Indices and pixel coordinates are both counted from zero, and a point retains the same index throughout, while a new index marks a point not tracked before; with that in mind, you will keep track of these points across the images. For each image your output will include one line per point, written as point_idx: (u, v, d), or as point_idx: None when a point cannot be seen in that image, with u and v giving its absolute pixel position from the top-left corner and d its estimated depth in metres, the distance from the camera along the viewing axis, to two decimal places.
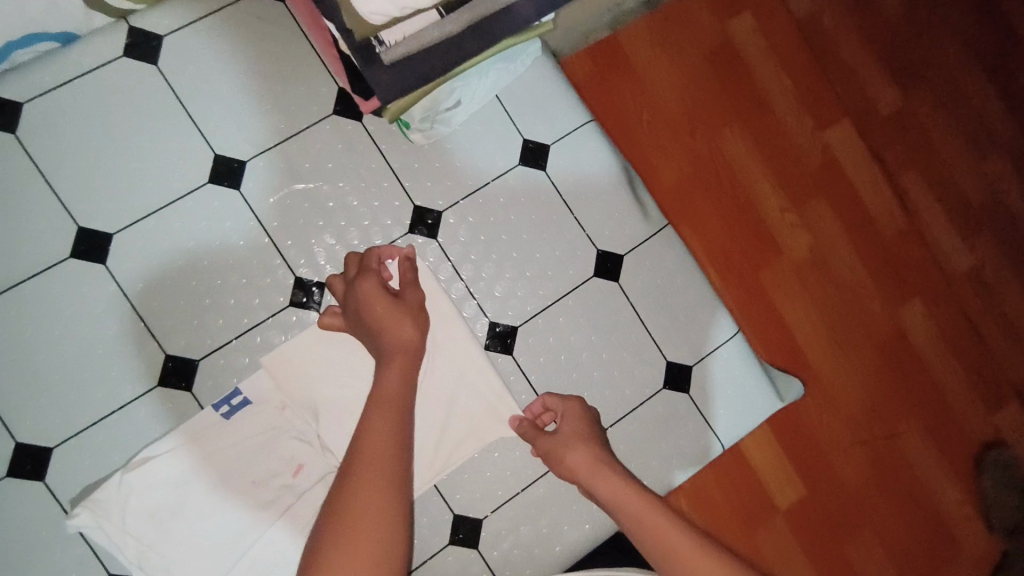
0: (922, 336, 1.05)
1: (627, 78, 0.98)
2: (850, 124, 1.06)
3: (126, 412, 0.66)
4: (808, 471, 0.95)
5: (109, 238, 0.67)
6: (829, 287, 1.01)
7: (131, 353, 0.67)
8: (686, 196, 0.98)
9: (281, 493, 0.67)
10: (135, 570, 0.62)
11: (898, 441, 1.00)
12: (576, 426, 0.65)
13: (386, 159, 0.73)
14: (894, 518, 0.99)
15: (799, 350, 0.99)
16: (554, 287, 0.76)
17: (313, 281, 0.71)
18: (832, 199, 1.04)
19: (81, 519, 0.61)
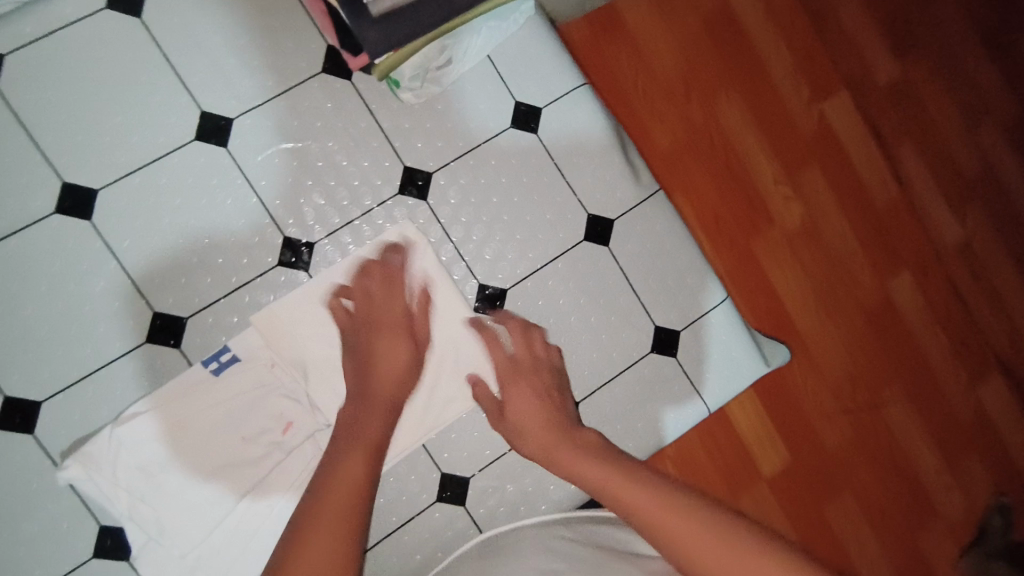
0: (910, 307, 1.06)
1: (623, 42, 0.96)
2: (846, 93, 1.05)
3: (116, 369, 0.66)
4: (792, 438, 0.97)
5: (95, 194, 0.66)
6: (819, 258, 1.02)
7: (119, 310, 0.67)
8: (681, 164, 0.98)
9: (271, 449, 0.68)
10: (127, 521, 0.64)
11: (880, 409, 1.02)
12: (531, 400, 0.66)
13: (375, 118, 0.72)
14: (874, 483, 1.01)
15: (788, 319, 1.00)
16: (544, 250, 0.76)
17: (301, 241, 0.71)
18: (826, 169, 1.03)
19: (73, 472, 0.62)
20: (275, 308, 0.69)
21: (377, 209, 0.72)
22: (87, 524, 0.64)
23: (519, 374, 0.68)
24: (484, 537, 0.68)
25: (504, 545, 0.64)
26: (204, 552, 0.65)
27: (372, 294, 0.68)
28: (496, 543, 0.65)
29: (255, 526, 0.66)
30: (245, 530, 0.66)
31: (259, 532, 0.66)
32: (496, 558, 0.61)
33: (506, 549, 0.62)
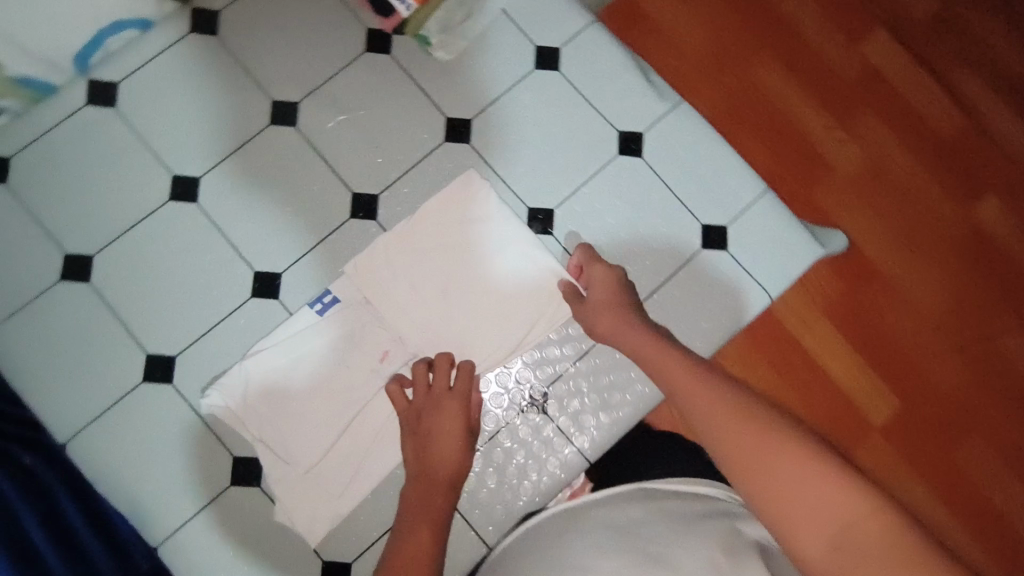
0: (1002, 231, 1.04)
1: (648, 26, 1.04)
2: (883, 31, 1.07)
3: (231, 324, 0.77)
4: (897, 380, 0.98)
5: (198, 182, 0.80)
6: (887, 194, 1.02)
7: (225, 274, 0.78)
8: (728, 124, 1.03)
9: (372, 375, 0.77)
10: (258, 443, 0.75)
11: (993, 340, 1.00)
12: (604, 292, 0.72)
13: (417, 81, 0.82)
14: (999, 417, 0.98)
15: (867, 260, 1.00)
16: (584, 171, 0.82)
17: (367, 195, 0.81)
18: (878, 108, 1.05)
19: (212, 400, 0.75)
20: (360, 259, 0.78)
21: (428, 158, 0.82)
22: (222, 455, 0.75)
23: (600, 278, 0.73)
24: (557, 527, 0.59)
25: (573, 536, 0.55)
26: (322, 471, 0.75)
27: (436, 382, 0.74)
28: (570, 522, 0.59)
29: (365, 443, 0.76)
30: (356, 449, 0.76)
31: (367, 450, 0.76)
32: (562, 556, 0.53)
33: (574, 527, 0.57)
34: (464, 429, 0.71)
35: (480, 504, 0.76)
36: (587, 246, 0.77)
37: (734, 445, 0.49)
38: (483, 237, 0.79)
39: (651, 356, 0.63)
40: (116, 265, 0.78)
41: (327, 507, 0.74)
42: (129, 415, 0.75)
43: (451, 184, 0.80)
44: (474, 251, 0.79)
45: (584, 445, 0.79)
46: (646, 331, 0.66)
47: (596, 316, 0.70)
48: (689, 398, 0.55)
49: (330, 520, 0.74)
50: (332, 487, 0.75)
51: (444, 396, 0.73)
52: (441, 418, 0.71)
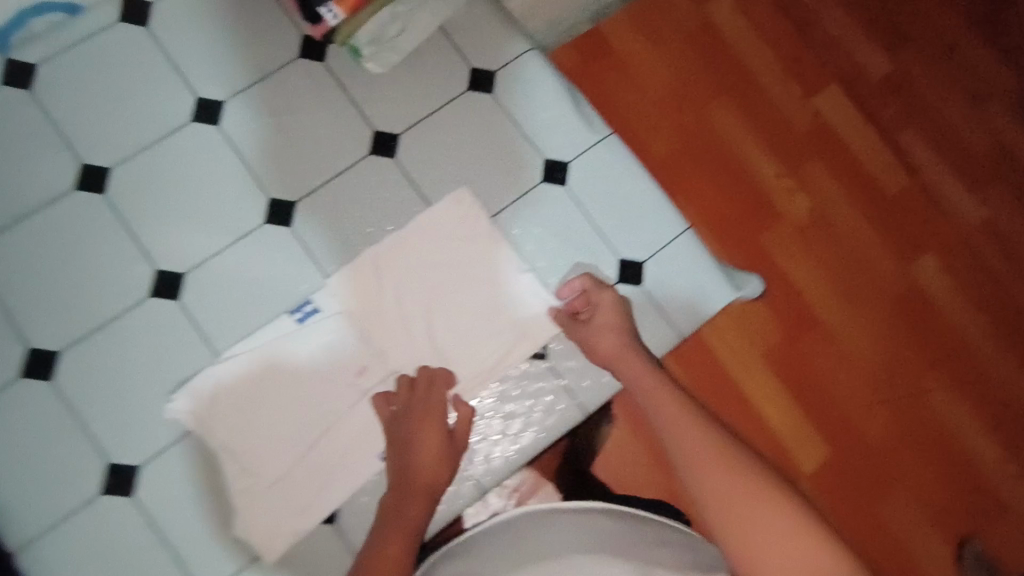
0: (937, 289, 1.11)
1: (609, 60, 1.12)
2: (837, 88, 1.16)
3: (128, 325, 0.75)
4: (829, 428, 1.03)
5: (106, 173, 0.77)
6: (831, 245, 1.09)
7: (126, 271, 0.76)
8: (679, 164, 1.10)
9: (349, 389, 0.77)
10: (221, 452, 0.75)
11: (920, 393, 1.06)
12: (610, 316, 0.75)
13: (348, 91, 0.82)
14: (923, 469, 1.04)
15: (806, 307, 1.07)
16: (506, 196, 0.82)
17: (284, 201, 0.79)
18: (827, 160, 1.13)
19: (178, 403, 0.74)
20: (344, 272, 0.79)
21: (350, 169, 0.81)
22: (96, 460, 0.73)
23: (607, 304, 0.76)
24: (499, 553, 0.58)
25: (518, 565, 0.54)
26: (287, 485, 0.75)
27: (417, 386, 0.76)
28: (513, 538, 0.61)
29: (330, 459, 0.76)
30: (324, 462, 0.76)
31: (343, 459, 0.76)
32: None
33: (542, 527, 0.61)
34: (444, 434, 0.72)
35: (364, 526, 0.76)
36: (591, 275, 0.79)
37: (707, 473, 0.53)
38: (471, 261, 0.81)
39: (637, 377, 0.67)
40: (10, 254, 0.75)
41: (212, 520, 0.74)
42: (10, 409, 0.73)
43: (444, 203, 0.81)
44: (457, 270, 0.80)
45: (480, 474, 0.78)
46: (648, 361, 0.69)
47: (598, 341, 0.74)
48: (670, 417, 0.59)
49: (289, 536, 0.74)
50: (293, 495, 0.75)
51: (419, 407, 0.74)
52: (426, 425, 0.72)
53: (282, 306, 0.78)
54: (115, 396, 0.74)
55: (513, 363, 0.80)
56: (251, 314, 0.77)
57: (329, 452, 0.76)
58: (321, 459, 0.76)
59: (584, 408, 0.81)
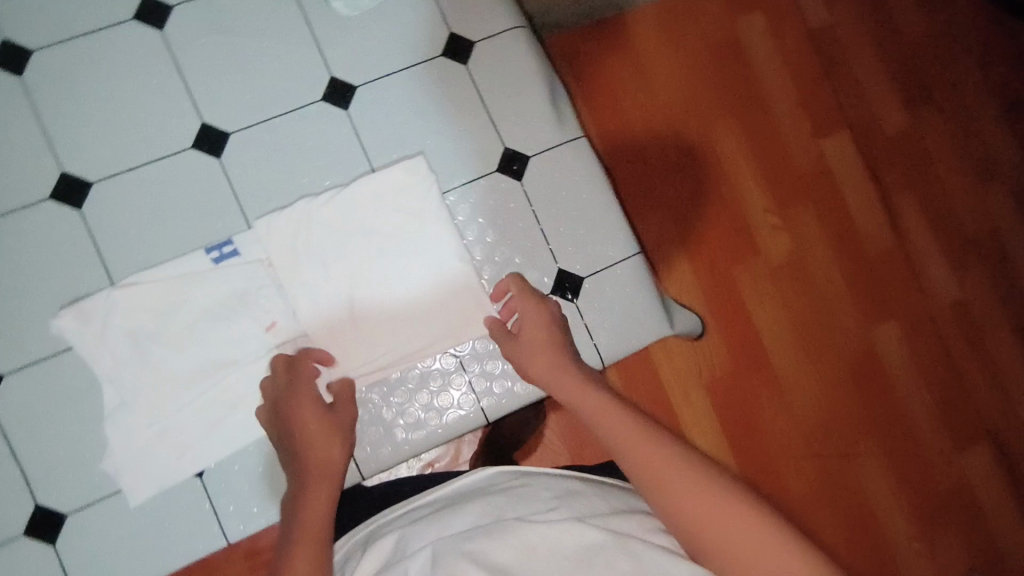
0: (885, 344, 1.40)
1: (630, 54, 1.37)
2: (845, 135, 1.43)
3: (18, 223, 0.70)
4: (745, 429, 1.32)
5: (29, 56, 0.71)
6: (798, 286, 1.38)
7: (30, 165, 0.70)
8: (668, 170, 1.36)
9: (255, 343, 0.72)
10: (105, 381, 0.69)
11: (828, 421, 1.35)
12: (535, 323, 0.71)
13: (311, 27, 0.75)
14: (813, 478, 1.33)
15: (754, 332, 1.35)
16: (455, 176, 0.77)
17: (217, 129, 0.73)
18: (817, 204, 1.40)
19: (65, 320, 0.69)
20: (271, 220, 0.72)
21: (296, 111, 0.74)
22: None
23: (533, 311, 0.72)
24: (475, 515, 0.60)
25: (501, 526, 0.57)
26: (166, 431, 0.70)
27: (278, 377, 0.70)
28: (481, 505, 0.62)
29: (218, 411, 0.71)
30: (211, 415, 0.71)
31: (230, 415, 0.71)
32: (497, 541, 0.55)
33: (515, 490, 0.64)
34: (319, 407, 0.68)
35: (229, 491, 0.71)
36: (524, 279, 0.75)
37: (646, 466, 0.58)
38: (412, 236, 0.75)
39: (572, 393, 0.67)
40: None
41: (70, 447, 0.69)
42: None
43: (394, 168, 0.75)
44: (392, 240, 0.74)
45: (364, 459, 0.74)
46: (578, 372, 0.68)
47: (528, 359, 0.70)
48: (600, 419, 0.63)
49: (156, 484, 0.69)
50: (178, 438, 0.70)
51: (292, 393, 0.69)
52: (300, 408, 0.68)
53: (194, 241, 0.72)
54: None
55: (426, 354, 0.74)
56: (159, 242, 0.71)
57: (213, 405, 0.71)
58: (201, 411, 0.70)
59: (493, 417, 0.76)
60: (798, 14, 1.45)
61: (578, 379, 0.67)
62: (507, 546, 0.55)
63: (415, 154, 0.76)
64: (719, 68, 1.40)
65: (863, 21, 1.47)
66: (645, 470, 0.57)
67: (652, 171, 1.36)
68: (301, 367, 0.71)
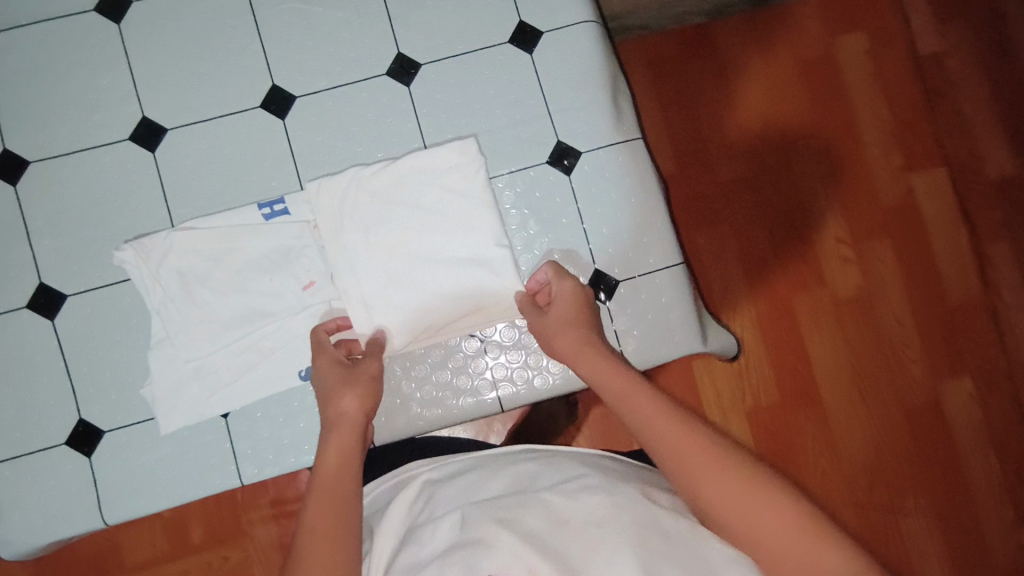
0: (953, 400, 1.30)
1: (714, 62, 1.33)
2: (940, 173, 1.34)
3: (96, 158, 0.75)
4: (783, 465, 1.27)
5: (128, 6, 0.76)
6: (862, 324, 1.30)
7: (115, 106, 0.75)
8: (739, 188, 1.31)
9: (292, 299, 0.75)
10: (154, 315, 0.74)
11: (876, 471, 1.27)
12: (570, 308, 0.70)
13: (386, 3, 0.78)
14: (852, 528, 1.26)
15: (806, 365, 1.29)
16: (505, 163, 0.77)
17: (285, 92, 0.76)
18: (896, 241, 1.32)
19: (125, 255, 0.73)
20: (321, 186, 0.74)
21: (361, 83, 0.77)
22: (30, 276, 0.74)
23: (565, 297, 0.71)
24: (503, 483, 0.64)
25: (530, 497, 0.61)
26: (203, 370, 0.74)
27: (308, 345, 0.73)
28: (507, 472, 0.65)
29: (251, 358, 0.74)
30: (243, 361, 0.74)
31: (262, 363, 0.74)
32: (528, 510, 0.59)
33: (545, 459, 0.67)
34: (337, 362, 0.70)
35: (250, 436, 0.74)
36: (558, 262, 0.74)
37: (681, 456, 0.57)
38: (455, 216, 0.75)
39: (601, 375, 0.65)
40: (9, 51, 0.75)
41: (115, 371, 0.74)
42: None
43: (448, 147, 0.75)
44: (434, 217, 0.75)
45: (378, 426, 0.75)
46: (608, 356, 0.66)
47: (555, 336, 0.69)
48: (631, 404, 0.62)
49: (187, 418, 0.74)
50: (212, 377, 0.74)
51: (325, 352, 0.71)
52: (320, 364, 0.70)
53: (250, 195, 0.76)
54: (62, 220, 0.74)
55: (453, 334, 0.75)
56: (220, 192, 0.75)
57: (247, 351, 0.74)
58: (235, 355, 0.74)
59: (508, 405, 0.77)
60: (906, 38, 1.36)
61: (608, 363, 0.66)
62: (539, 515, 0.58)
63: (470, 135, 0.77)
64: (809, 87, 1.34)
65: (982, 54, 1.36)
66: (671, 455, 0.58)
67: (720, 185, 1.31)
68: (323, 333, 0.73)
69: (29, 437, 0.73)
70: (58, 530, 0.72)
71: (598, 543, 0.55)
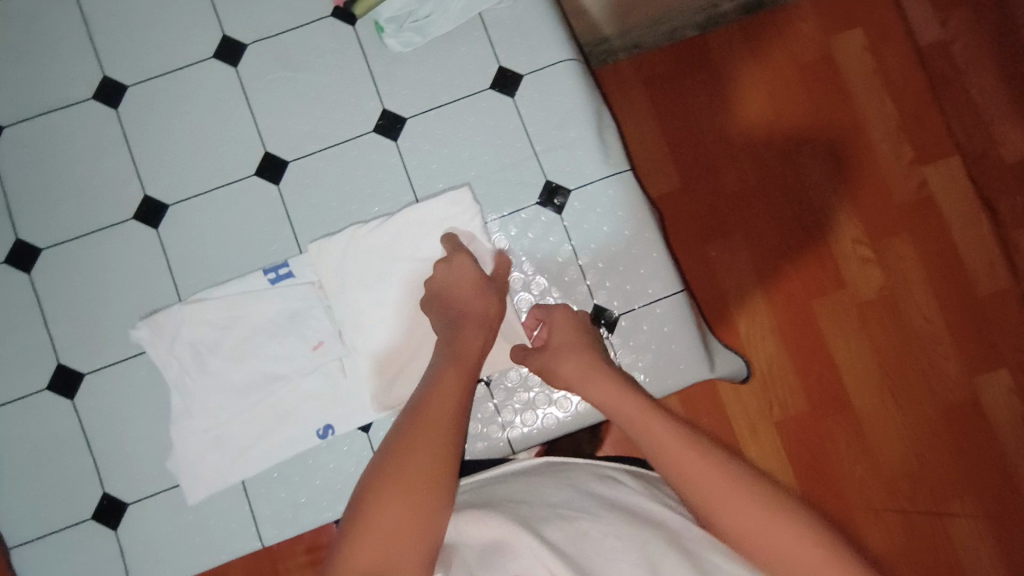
0: (992, 395, 1.25)
1: (709, 73, 1.33)
2: (953, 162, 1.31)
3: (104, 239, 0.77)
4: (819, 476, 1.23)
5: (126, 90, 0.79)
6: (888, 325, 1.27)
7: (118, 187, 0.78)
8: (746, 195, 1.30)
9: (302, 361, 0.75)
10: (172, 388, 0.75)
11: (919, 475, 1.23)
12: (571, 324, 0.73)
13: (368, 62, 0.80)
14: (898, 535, 1.21)
15: (834, 370, 1.26)
16: (498, 207, 0.78)
17: (278, 159, 0.79)
18: (914, 235, 1.29)
19: (141, 333, 0.75)
20: (322, 247, 0.76)
21: (350, 142, 0.79)
22: (48, 359, 0.76)
23: (562, 311, 0.74)
24: (524, 494, 0.61)
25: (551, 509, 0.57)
26: (222, 438, 0.75)
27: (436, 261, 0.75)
28: (525, 483, 0.63)
29: (268, 422, 0.75)
30: (260, 426, 0.75)
31: (280, 425, 0.75)
32: (550, 520, 0.55)
33: (564, 478, 0.64)
34: (480, 273, 0.73)
35: (269, 498, 0.75)
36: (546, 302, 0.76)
37: (699, 483, 0.59)
38: None
39: (607, 400, 0.67)
40: (17, 144, 0.78)
41: (133, 445, 0.75)
42: None
43: (441, 196, 0.76)
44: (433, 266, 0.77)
45: None
46: (613, 379, 0.69)
47: (557, 363, 0.70)
48: (639, 424, 0.65)
49: (211, 486, 0.74)
50: (233, 445, 0.74)
51: (464, 251, 0.74)
52: (465, 265, 0.73)
53: (251, 261, 0.77)
54: (74, 301, 0.77)
55: None
56: (224, 260, 0.77)
57: (263, 415, 0.75)
58: (252, 420, 0.75)
59: (518, 446, 0.76)
60: (904, 30, 1.34)
61: (616, 389, 0.68)
62: (561, 526, 0.55)
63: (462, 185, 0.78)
64: (808, 87, 1.33)
65: (986, 38, 1.34)
66: (684, 479, 0.60)
67: (727, 196, 1.30)
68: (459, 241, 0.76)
69: (57, 515, 0.74)
70: None
71: (614, 554, 0.52)
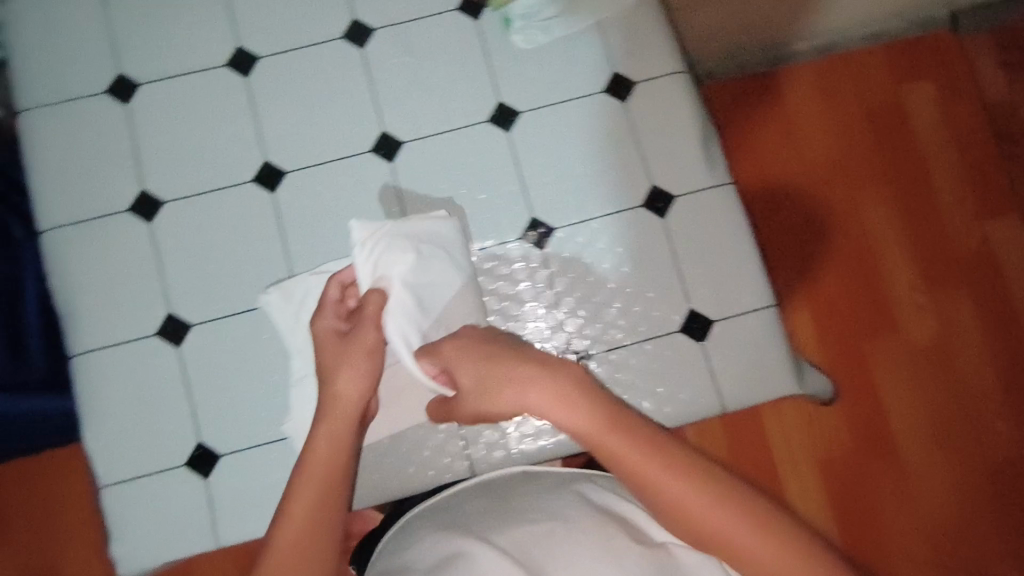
0: None
1: (778, 108, 1.35)
2: (1015, 218, 1.31)
3: (222, 198, 0.81)
4: (859, 520, 1.22)
5: (257, 60, 0.83)
6: (938, 373, 1.26)
7: (239, 150, 0.82)
8: (807, 232, 1.31)
9: None
10: (295, 354, 0.76)
11: (956, 529, 1.21)
12: (470, 361, 0.63)
13: (488, 56, 0.83)
14: None
15: (882, 413, 1.25)
16: (602, 205, 0.80)
17: (394, 138, 0.82)
18: (970, 287, 1.29)
19: (270, 297, 0.76)
20: None
21: (464, 130, 0.81)
22: (158, 307, 0.78)
23: (462, 350, 0.64)
24: (491, 505, 0.66)
25: (513, 518, 0.63)
26: None
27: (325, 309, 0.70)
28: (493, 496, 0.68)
29: None
30: None
31: None
32: (505, 532, 0.61)
33: (531, 485, 0.68)
34: (336, 330, 0.68)
35: None
36: (459, 334, 0.65)
37: (681, 507, 0.57)
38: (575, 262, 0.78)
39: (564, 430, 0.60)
40: (150, 102, 0.82)
41: (227, 399, 0.77)
42: (106, 231, 0.80)
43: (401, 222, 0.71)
44: (537, 255, 0.78)
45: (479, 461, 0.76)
46: (554, 418, 0.60)
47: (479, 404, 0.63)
48: (637, 478, 0.58)
49: None
50: None
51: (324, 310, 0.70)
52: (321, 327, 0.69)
53: None
54: (189, 254, 0.80)
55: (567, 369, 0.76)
56: (334, 229, 0.80)
57: None
58: None
59: None
60: (974, 85, 1.35)
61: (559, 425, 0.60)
62: (520, 533, 0.60)
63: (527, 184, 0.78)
64: (875, 130, 1.34)
65: None
66: (673, 508, 0.57)
67: (786, 231, 1.31)
68: (333, 283, 0.71)
69: (149, 459, 0.76)
70: (172, 549, 0.75)
71: (566, 554, 0.57)
